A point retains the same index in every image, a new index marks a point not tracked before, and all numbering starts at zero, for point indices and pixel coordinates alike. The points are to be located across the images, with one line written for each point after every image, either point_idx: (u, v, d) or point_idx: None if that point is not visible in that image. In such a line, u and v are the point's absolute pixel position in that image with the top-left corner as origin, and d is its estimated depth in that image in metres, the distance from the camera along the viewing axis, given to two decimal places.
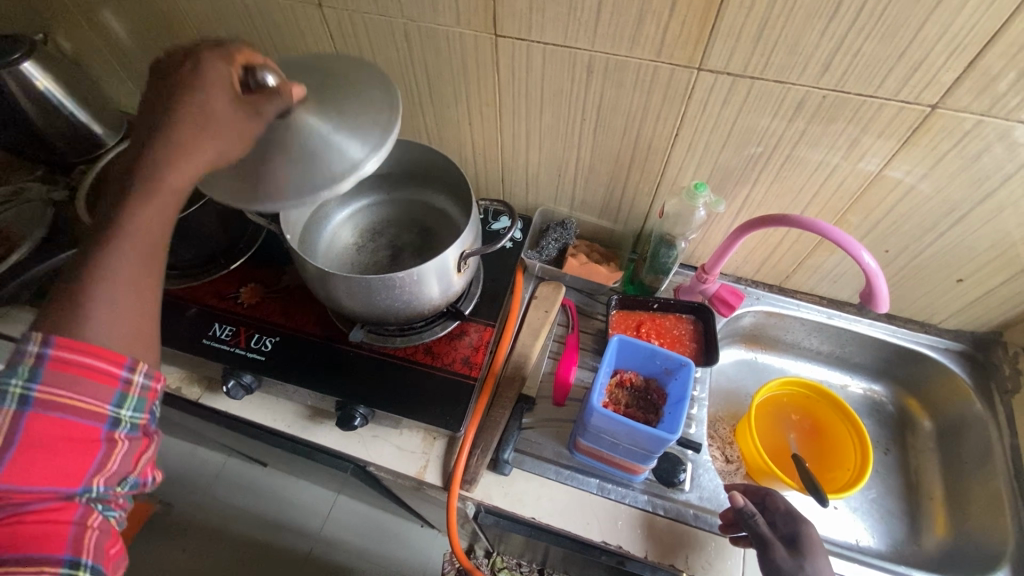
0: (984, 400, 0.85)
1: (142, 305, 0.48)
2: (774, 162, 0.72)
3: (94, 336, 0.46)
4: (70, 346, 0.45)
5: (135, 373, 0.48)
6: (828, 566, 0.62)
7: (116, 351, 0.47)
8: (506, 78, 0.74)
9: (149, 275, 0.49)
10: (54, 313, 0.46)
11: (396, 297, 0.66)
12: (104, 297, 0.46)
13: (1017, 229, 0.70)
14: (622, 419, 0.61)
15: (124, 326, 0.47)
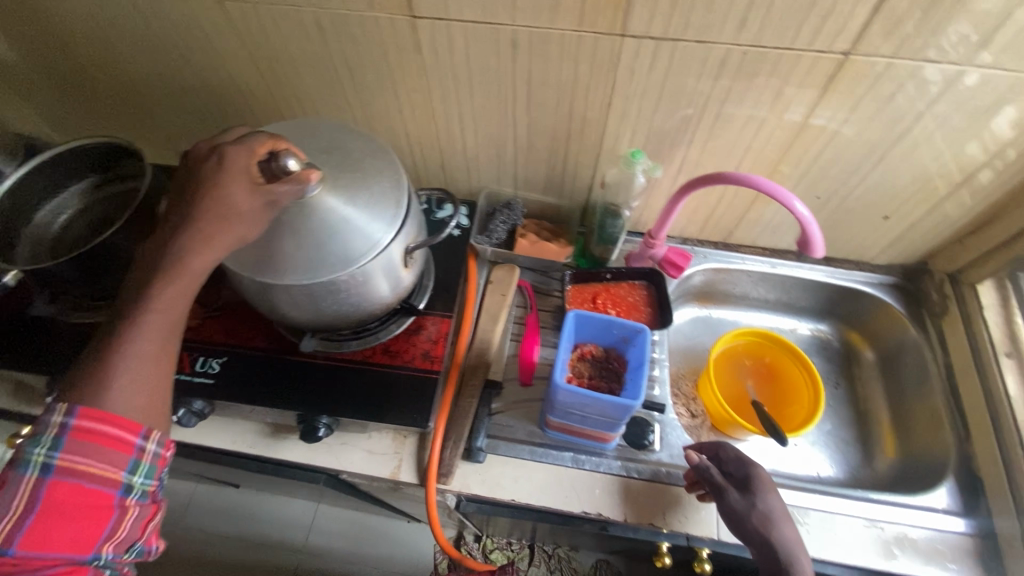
0: (917, 326, 0.91)
1: (160, 374, 0.52)
2: (705, 121, 0.73)
3: (113, 405, 0.49)
4: (95, 416, 0.48)
5: (149, 441, 0.51)
6: (780, 500, 0.66)
7: (132, 419, 0.50)
8: (431, 61, 0.71)
9: (168, 349, 0.53)
10: (82, 382, 0.49)
11: (344, 300, 0.63)
12: (125, 368, 0.50)
13: (931, 163, 0.74)
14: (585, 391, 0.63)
15: (141, 397, 0.50)
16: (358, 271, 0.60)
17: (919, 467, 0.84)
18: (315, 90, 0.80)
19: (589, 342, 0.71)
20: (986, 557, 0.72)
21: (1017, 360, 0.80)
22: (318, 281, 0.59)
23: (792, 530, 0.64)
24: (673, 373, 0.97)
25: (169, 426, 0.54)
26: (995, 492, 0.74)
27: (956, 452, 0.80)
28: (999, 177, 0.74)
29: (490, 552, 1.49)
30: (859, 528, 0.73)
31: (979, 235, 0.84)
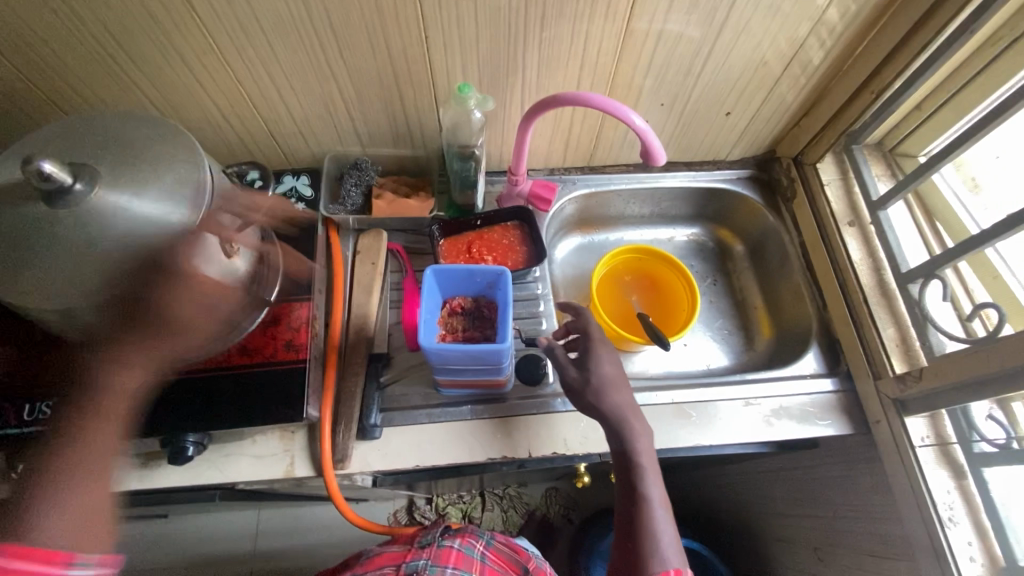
0: (774, 213, 0.97)
1: (90, 509, 0.52)
2: (532, 42, 0.70)
3: (33, 541, 0.48)
4: (16, 553, 0.47)
5: (73, 570, 0.49)
6: (611, 358, 0.69)
7: (48, 553, 0.49)
8: (210, 17, 0.62)
9: (95, 477, 0.52)
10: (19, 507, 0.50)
11: (163, 307, 0.55)
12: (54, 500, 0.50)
13: (755, 53, 0.75)
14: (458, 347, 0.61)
15: (71, 521, 0.50)
16: None
17: (790, 340, 0.92)
18: (87, 73, 0.68)
19: (457, 294, 0.69)
20: (848, 408, 0.80)
21: (856, 227, 0.86)
22: None
23: (626, 398, 0.67)
24: (565, 304, 0.98)
25: (111, 543, 0.52)
26: (850, 349, 0.82)
27: (816, 320, 0.87)
28: (817, 57, 0.77)
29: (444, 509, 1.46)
30: (741, 410, 0.79)
31: (812, 116, 0.88)
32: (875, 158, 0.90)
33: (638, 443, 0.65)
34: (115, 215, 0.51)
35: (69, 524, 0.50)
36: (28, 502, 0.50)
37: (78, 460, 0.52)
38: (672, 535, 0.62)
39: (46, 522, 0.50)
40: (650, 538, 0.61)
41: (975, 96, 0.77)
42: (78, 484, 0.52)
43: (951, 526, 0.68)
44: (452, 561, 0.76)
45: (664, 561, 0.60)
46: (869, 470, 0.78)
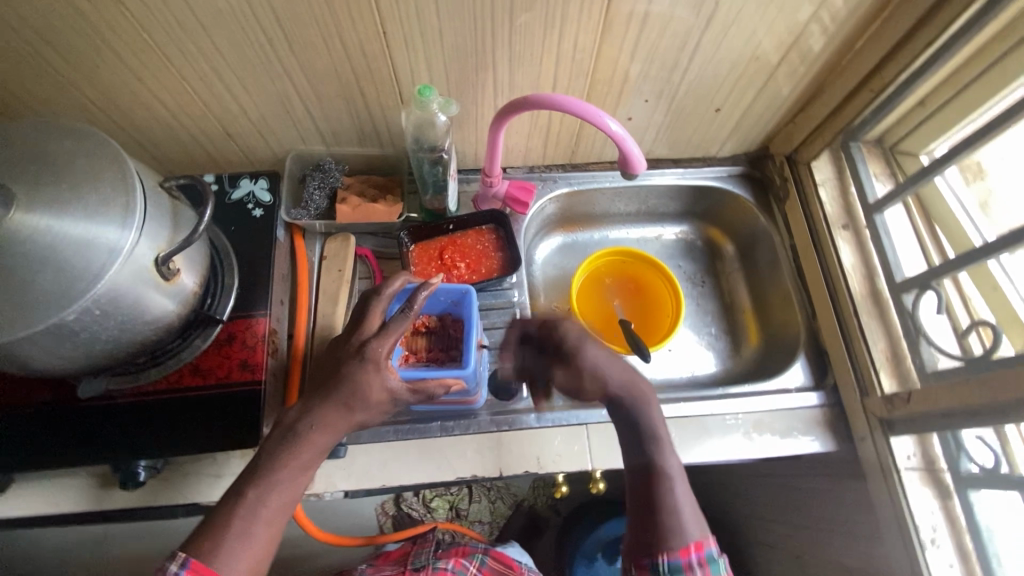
0: (766, 213, 0.92)
1: (265, 549, 0.52)
2: (501, 36, 0.64)
3: (221, 564, 0.49)
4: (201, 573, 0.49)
5: None
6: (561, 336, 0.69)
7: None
8: (142, 12, 0.56)
9: (282, 518, 0.54)
10: (197, 538, 0.51)
11: (97, 337, 0.51)
12: (245, 531, 0.51)
13: (746, 46, 0.69)
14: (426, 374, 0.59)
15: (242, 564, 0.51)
16: (93, 301, 0.48)
17: (778, 348, 0.88)
18: (16, 73, 0.62)
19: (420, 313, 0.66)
20: (833, 423, 0.77)
21: (850, 231, 0.82)
22: (39, 330, 0.46)
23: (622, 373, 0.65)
24: (545, 308, 0.94)
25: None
26: (838, 361, 0.78)
27: (805, 329, 0.84)
28: (815, 49, 0.71)
29: None
30: (722, 425, 0.76)
31: (808, 111, 0.82)
32: (874, 156, 0.84)
33: (645, 410, 0.61)
34: (33, 238, 0.46)
35: (252, 562, 0.51)
36: (230, 525, 0.51)
37: (269, 491, 0.53)
38: (694, 509, 0.56)
39: (238, 553, 0.50)
40: (672, 512, 0.55)
41: (983, 93, 0.71)
42: (267, 516, 0.52)
43: (932, 550, 0.66)
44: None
45: (685, 534, 0.54)
46: (852, 487, 0.76)
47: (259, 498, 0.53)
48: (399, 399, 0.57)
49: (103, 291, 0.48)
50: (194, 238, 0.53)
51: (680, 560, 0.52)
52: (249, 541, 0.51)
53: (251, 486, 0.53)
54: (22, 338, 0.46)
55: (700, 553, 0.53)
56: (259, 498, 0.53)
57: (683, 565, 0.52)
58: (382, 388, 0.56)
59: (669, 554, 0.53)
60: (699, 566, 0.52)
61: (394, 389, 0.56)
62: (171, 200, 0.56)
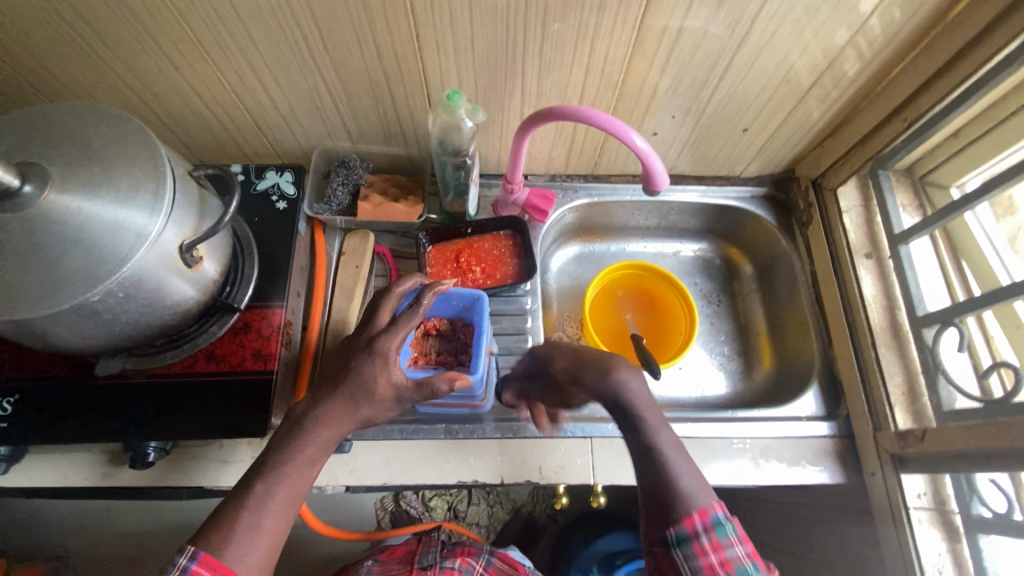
0: (787, 236, 0.91)
1: (272, 543, 0.53)
2: (532, 46, 0.64)
3: (228, 555, 0.50)
4: (211, 564, 0.49)
5: None
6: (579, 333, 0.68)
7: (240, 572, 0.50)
8: (183, 3, 0.57)
9: (289, 512, 0.54)
10: (207, 529, 0.52)
11: (119, 318, 0.52)
12: (253, 524, 0.52)
13: (778, 68, 0.69)
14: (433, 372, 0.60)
15: (251, 556, 0.51)
16: (117, 284, 0.49)
17: (791, 374, 0.87)
18: (59, 56, 0.64)
19: (432, 316, 0.66)
20: (843, 455, 0.76)
21: (873, 260, 0.80)
22: (65, 309, 0.47)
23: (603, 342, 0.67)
24: (558, 317, 0.94)
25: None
26: (852, 392, 0.77)
27: (820, 357, 0.83)
28: (848, 75, 0.70)
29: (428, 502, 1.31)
30: (729, 449, 0.75)
31: (837, 136, 0.81)
32: (903, 185, 0.83)
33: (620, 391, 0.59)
34: (66, 220, 0.47)
35: (259, 554, 0.52)
36: (239, 519, 0.52)
37: (277, 484, 0.54)
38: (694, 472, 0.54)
39: (246, 546, 0.51)
40: (670, 480, 0.53)
41: (1021, 129, 0.69)
42: (275, 509, 0.53)
43: None
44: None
45: (686, 499, 0.51)
46: (859, 522, 0.75)
47: (266, 492, 0.53)
48: (405, 399, 0.57)
49: (128, 275, 0.49)
50: (219, 228, 0.54)
51: (685, 530, 0.50)
52: (256, 534, 0.52)
53: (260, 479, 0.54)
54: (48, 316, 0.47)
55: (707, 522, 0.50)
56: (266, 491, 0.53)
57: (689, 535, 0.50)
58: (389, 383, 0.56)
59: (673, 524, 0.51)
60: (705, 533, 0.50)
61: (401, 388, 0.57)
62: (199, 190, 0.58)
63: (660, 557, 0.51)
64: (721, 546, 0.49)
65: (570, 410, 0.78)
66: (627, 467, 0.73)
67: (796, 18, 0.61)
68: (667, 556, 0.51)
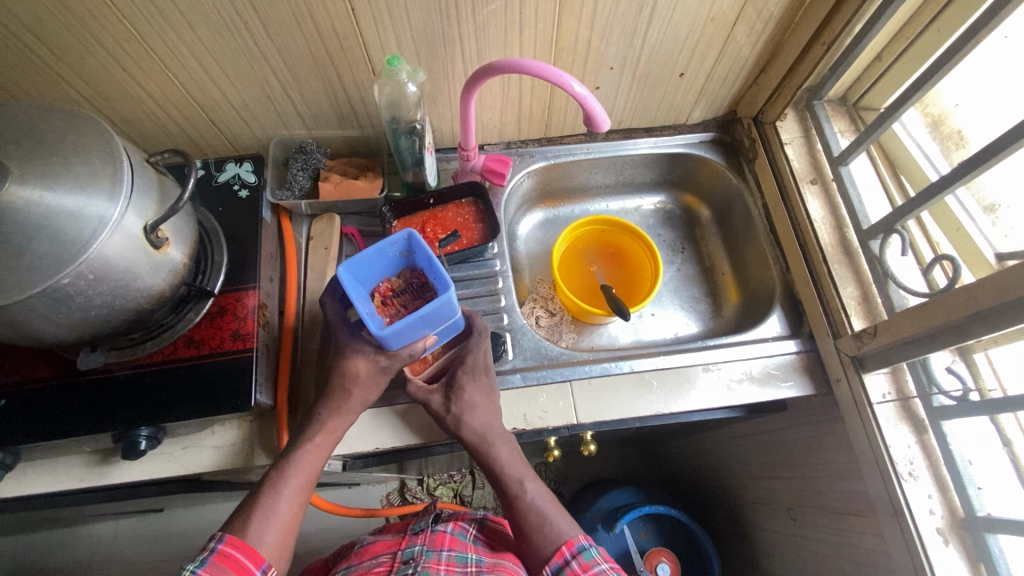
0: (737, 174, 0.95)
1: (291, 524, 0.59)
2: (465, 10, 0.67)
3: (250, 537, 0.57)
4: (235, 544, 0.56)
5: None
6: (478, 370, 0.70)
7: (259, 552, 0.56)
8: (122, 1, 0.59)
9: (303, 494, 0.61)
10: (237, 517, 0.59)
11: (91, 303, 0.54)
12: (268, 508, 0.59)
13: (700, 9, 0.72)
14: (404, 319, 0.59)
15: (270, 536, 0.58)
16: (85, 267, 0.51)
17: (755, 304, 0.92)
18: (7, 66, 0.66)
19: (381, 281, 0.67)
20: (810, 368, 0.79)
21: (818, 185, 0.84)
22: (35, 295, 0.49)
23: (491, 419, 0.68)
24: (530, 281, 0.97)
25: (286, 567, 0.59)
26: (811, 310, 0.81)
27: (780, 282, 0.87)
28: (768, 6, 0.74)
29: (434, 490, 1.38)
30: (702, 376, 0.78)
31: (770, 71, 0.85)
32: (837, 113, 0.87)
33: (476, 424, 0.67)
34: (27, 208, 0.49)
35: (278, 533, 0.58)
36: (257, 504, 0.59)
37: (289, 471, 0.60)
38: (561, 515, 0.65)
39: (264, 529, 0.57)
40: (539, 530, 0.63)
41: (934, 41, 0.73)
42: (289, 495, 0.59)
43: (909, 481, 0.68)
44: (446, 544, 0.79)
45: (556, 538, 0.62)
46: (833, 430, 0.78)
47: (278, 480, 0.60)
48: (387, 368, 0.64)
49: (95, 258, 0.51)
50: (180, 207, 0.56)
51: (557, 565, 0.60)
52: (271, 516, 0.58)
53: (274, 468, 0.61)
54: (20, 302, 0.49)
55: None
56: (278, 477, 0.60)
57: (561, 566, 0.60)
58: (366, 361, 0.63)
59: (548, 563, 0.61)
60: (573, 559, 0.60)
61: (379, 363, 0.63)
62: (157, 176, 0.59)
63: None
64: (589, 567, 0.60)
65: (547, 358, 0.81)
66: (606, 404, 0.76)
67: None
68: None
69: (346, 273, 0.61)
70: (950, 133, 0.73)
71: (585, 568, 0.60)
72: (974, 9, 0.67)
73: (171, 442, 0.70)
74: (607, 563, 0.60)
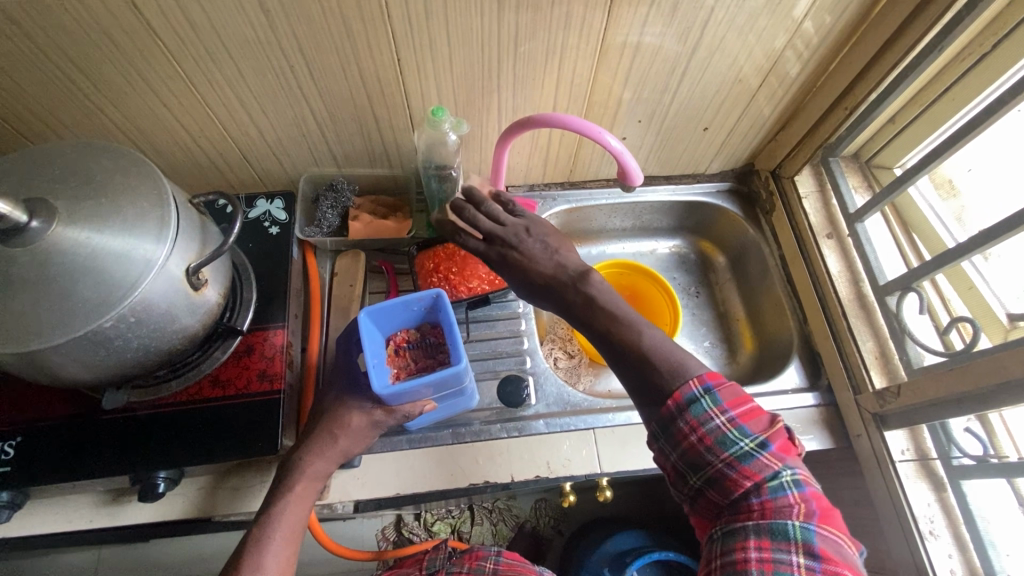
0: (753, 224, 0.97)
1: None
2: (507, 64, 0.69)
3: None
4: None
5: None
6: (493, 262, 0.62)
7: None
8: (174, 44, 0.60)
9: (290, 546, 0.58)
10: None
11: (129, 344, 0.53)
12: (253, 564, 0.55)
13: (730, 71, 0.75)
14: (410, 381, 0.57)
15: None
16: (127, 311, 0.50)
17: (772, 353, 0.93)
18: (49, 101, 0.66)
19: (398, 330, 0.65)
20: (829, 421, 0.80)
21: (834, 239, 0.87)
22: (75, 338, 0.48)
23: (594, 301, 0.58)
24: (547, 319, 0.96)
25: None
26: (830, 362, 0.82)
27: (797, 333, 0.88)
28: (792, 71, 0.77)
29: (433, 527, 1.34)
30: None
31: (790, 129, 0.88)
32: (851, 170, 0.91)
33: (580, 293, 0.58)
34: (74, 250, 0.48)
35: None
36: (243, 560, 0.55)
37: (275, 522, 0.58)
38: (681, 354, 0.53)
39: None
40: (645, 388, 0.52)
41: (949, 110, 0.77)
42: (276, 548, 0.56)
43: (931, 540, 0.68)
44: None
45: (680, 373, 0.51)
46: (851, 483, 0.79)
47: (264, 534, 0.57)
48: (380, 423, 0.63)
49: (138, 301, 0.51)
50: (223, 249, 0.56)
51: (661, 420, 0.50)
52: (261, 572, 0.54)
53: (257, 524, 0.58)
54: (61, 345, 0.48)
55: (757, 479, 0.47)
56: (265, 531, 0.57)
57: (666, 422, 0.50)
58: (361, 415, 0.63)
59: (652, 418, 0.51)
60: (680, 416, 0.49)
61: (374, 417, 0.63)
62: (200, 216, 0.59)
63: (651, 451, 0.52)
64: (698, 423, 0.49)
65: (569, 404, 0.81)
66: (630, 453, 0.76)
67: (742, 24, 0.67)
68: (656, 448, 0.51)
69: (367, 319, 0.60)
70: (941, 180, 0.80)
71: (693, 426, 0.49)
72: (986, 86, 0.71)
73: (186, 483, 0.69)
74: (724, 417, 0.49)
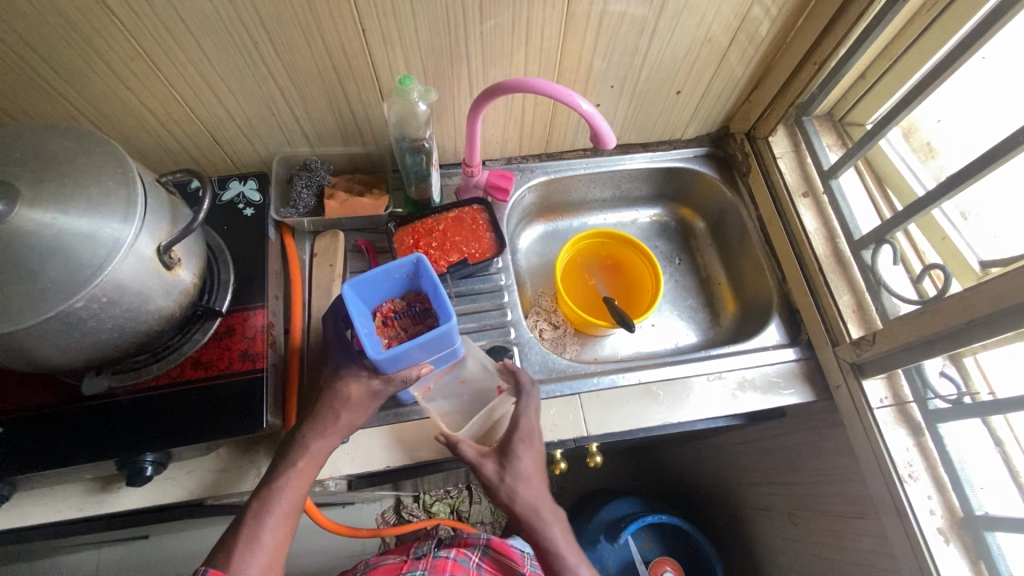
0: (731, 187, 0.98)
1: (278, 552, 0.58)
2: (473, 30, 0.68)
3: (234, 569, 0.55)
4: None
5: None
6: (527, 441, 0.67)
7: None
8: (131, 20, 0.59)
9: (287, 522, 0.59)
10: (219, 551, 0.57)
11: (103, 326, 0.53)
12: (249, 538, 0.57)
13: (699, 30, 0.75)
14: (402, 345, 0.57)
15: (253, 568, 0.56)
16: (98, 291, 0.50)
17: (753, 314, 0.94)
18: (6, 86, 0.64)
19: (384, 301, 0.65)
20: (810, 375, 0.82)
21: (810, 198, 0.87)
22: (47, 320, 0.48)
23: (541, 489, 0.67)
24: (532, 292, 0.98)
25: None
26: (809, 318, 0.84)
27: (776, 291, 0.89)
28: (760, 30, 0.77)
29: (430, 507, 1.36)
30: (707, 385, 0.80)
31: (762, 89, 0.89)
32: (825, 128, 0.91)
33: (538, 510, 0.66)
34: (38, 232, 0.48)
35: (263, 566, 0.56)
36: (241, 532, 0.57)
37: (273, 499, 0.59)
38: None
39: (246, 560, 0.55)
40: None
41: (916, 61, 0.77)
42: (273, 524, 0.58)
43: (910, 483, 0.70)
44: (448, 569, 0.79)
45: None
46: (833, 434, 0.80)
47: (264, 508, 0.58)
48: (380, 393, 0.63)
49: (109, 281, 0.50)
50: (194, 227, 0.56)
51: None
52: (256, 545, 0.56)
53: (256, 496, 0.60)
54: (32, 328, 0.47)
55: None
56: (264, 505, 0.58)
57: None
58: (359, 386, 0.62)
59: None
60: None
61: (373, 388, 0.62)
62: (168, 196, 0.59)
63: None
64: None
65: (554, 371, 0.82)
66: (616, 416, 0.77)
67: None
68: None
69: (350, 292, 0.60)
70: (920, 144, 0.79)
71: None
72: (952, 33, 0.72)
73: (174, 467, 0.69)
74: None
